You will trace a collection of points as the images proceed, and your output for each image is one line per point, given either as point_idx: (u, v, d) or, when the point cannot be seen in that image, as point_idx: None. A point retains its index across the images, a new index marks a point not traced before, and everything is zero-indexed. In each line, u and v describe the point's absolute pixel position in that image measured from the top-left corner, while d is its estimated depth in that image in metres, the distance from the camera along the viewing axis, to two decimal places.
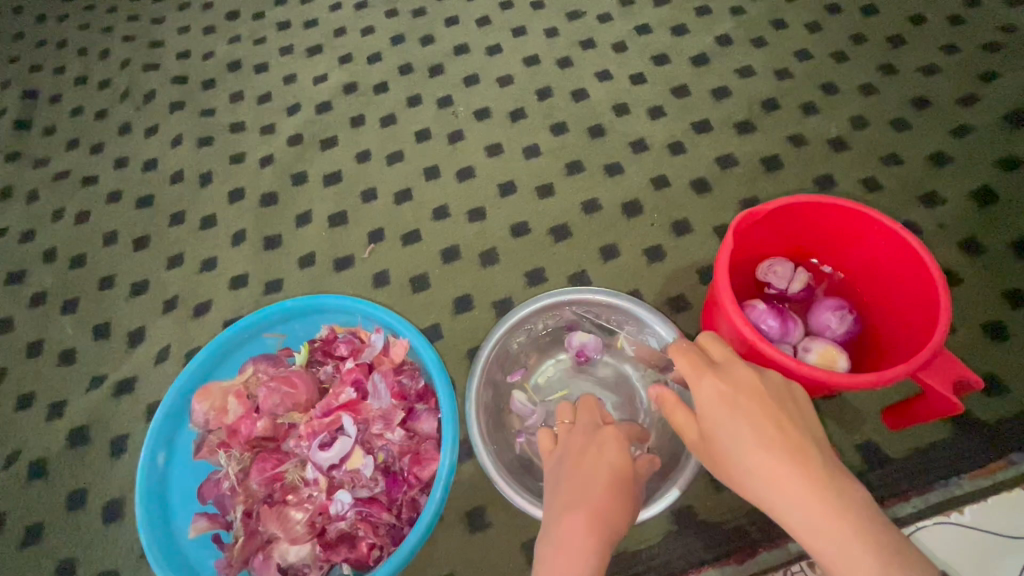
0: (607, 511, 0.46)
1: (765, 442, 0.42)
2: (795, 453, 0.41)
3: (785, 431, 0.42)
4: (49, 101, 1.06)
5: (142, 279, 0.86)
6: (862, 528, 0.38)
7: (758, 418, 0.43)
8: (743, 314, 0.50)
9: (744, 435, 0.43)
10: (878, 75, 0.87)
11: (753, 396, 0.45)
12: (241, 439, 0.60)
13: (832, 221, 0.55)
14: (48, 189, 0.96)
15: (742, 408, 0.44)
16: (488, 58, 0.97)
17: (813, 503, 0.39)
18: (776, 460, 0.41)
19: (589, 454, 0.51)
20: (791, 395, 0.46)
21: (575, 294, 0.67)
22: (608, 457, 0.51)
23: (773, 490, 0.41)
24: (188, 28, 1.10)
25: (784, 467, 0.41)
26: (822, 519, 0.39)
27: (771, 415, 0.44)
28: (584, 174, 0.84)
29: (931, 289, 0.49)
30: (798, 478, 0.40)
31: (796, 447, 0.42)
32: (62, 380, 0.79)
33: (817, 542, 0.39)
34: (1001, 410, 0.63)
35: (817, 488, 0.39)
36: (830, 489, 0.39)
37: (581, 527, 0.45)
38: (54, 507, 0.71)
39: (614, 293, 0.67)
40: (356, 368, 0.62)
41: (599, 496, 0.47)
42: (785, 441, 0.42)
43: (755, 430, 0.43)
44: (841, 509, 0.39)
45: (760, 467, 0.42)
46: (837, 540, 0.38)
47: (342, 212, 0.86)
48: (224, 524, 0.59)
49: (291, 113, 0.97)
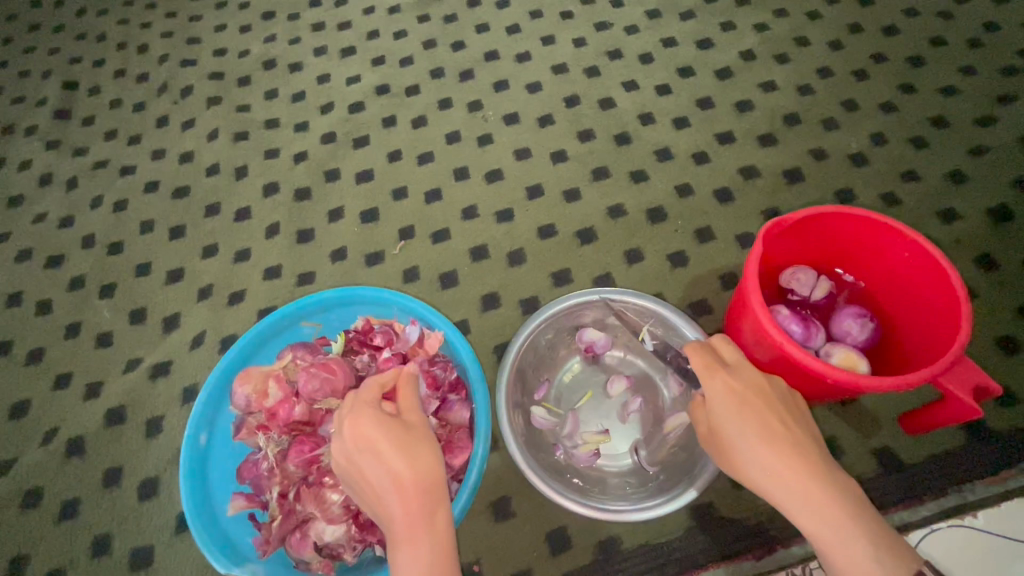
0: (423, 514, 0.45)
1: (774, 439, 0.46)
2: (800, 450, 0.45)
3: (789, 430, 0.46)
4: (89, 92, 1.09)
5: (179, 267, 0.88)
6: (859, 518, 0.42)
7: (764, 414, 0.47)
8: (770, 316, 0.53)
9: (756, 432, 0.46)
10: (898, 94, 0.89)
11: (761, 397, 0.48)
12: (279, 422, 0.63)
13: (857, 233, 0.57)
14: (87, 177, 0.99)
15: (750, 404, 0.47)
16: (517, 65, 1.00)
17: (818, 495, 0.43)
18: (779, 451, 0.45)
19: (371, 451, 0.48)
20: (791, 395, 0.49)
21: (595, 296, 0.69)
22: (390, 452, 0.48)
23: (783, 484, 0.44)
24: (225, 26, 1.13)
25: (792, 461, 0.44)
26: (822, 505, 0.42)
27: (776, 414, 0.47)
28: (610, 180, 0.87)
29: (954, 299, 0.51)
30: (805, 472, 0.44)
31: (800, 445, 0.45)
32: (99, 362, 0.82)
33: (818, 529, 0.42)
34: (1014, 421, 0.65)
35: (820, 481, 0.43)
36: (829, 479, 0.43)
37: (408, 543, 0.45)
38: (91, 483, 0.73)
39: (638, 294, 0.68)
40: (392, 358, 0.65)
41: (402, 503, 0.46)
42: (793, 439, 0.45)
43: (762, 428, 0.46)
44: (841, 498, 0.42)
45: (773, 463, 0.45)
46: (837, 528, 0.42)
47: (374, 209, 0.89)
48: (260, 504, 0.62)
49: (325, 112, 1.00)
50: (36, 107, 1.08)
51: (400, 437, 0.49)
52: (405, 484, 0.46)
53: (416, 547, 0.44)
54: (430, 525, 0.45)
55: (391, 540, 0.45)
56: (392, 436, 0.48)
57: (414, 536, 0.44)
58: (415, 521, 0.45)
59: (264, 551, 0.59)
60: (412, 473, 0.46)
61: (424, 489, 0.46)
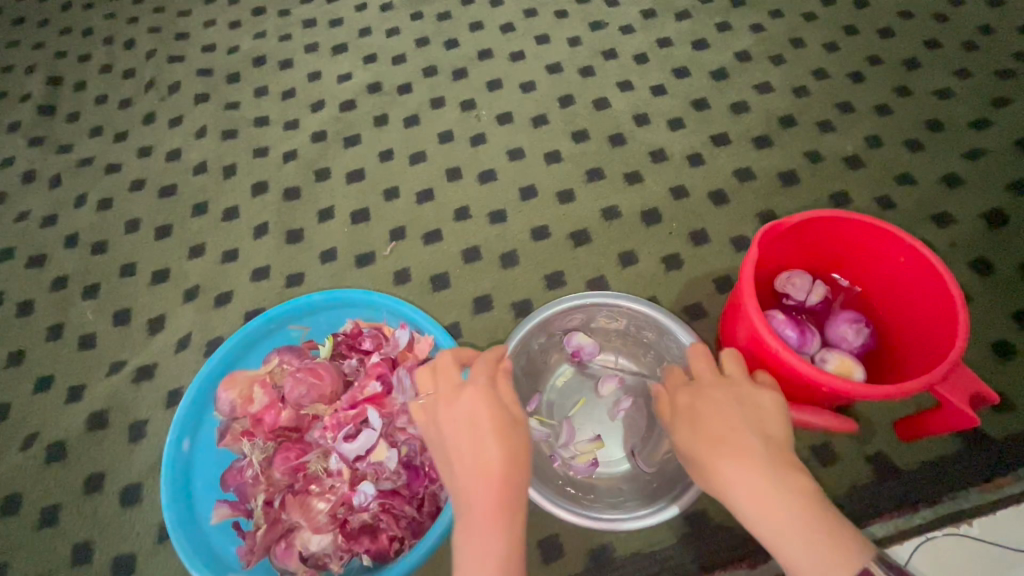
0: (507, 508, 0.44)
1: (718, 445, 0.46)
2: (743, 453, 0.44)
3: (737, 432, 0.46)
4: (74, 88, 1.07)
5: (165, 268, 0.87)
6: (800, 518, 0.41)
7: (712, 424, 0.47)
8: (765, 321, 0.52)
9: (703, 437, 0.47)
10: (893, 96, 0.89)
11: (710, 403, 0.49)
12: (265, 428, 0.61)
13: (853, 237, 0.57)
14: (71, 175, 0.97)
15: (698, 416, 0.49)
16: (511, 64, 0.98)
17: (757, 500, 0.42)
18: (720, 461, 0.45)
19: (465, 433, 0.46)
20: (749, 393, 0.49)
21: (584, 299, 0.66)
22: (485, 435, 0.46)
23: (728, 490, 0.44)
24: (214, 22, 1.11)
25: (734, 466, 0.44)
26: (761, 513, 0.42)
27: (724, 418, 0.47)
28: (604, 181, 0.86)
29: (951, 306, 0.50)
30: (747, 481, 0.43)
31: (744, 448, 0.45)
32: (81, 364, 0.80)
33: (763, 532, 0.42)
34: (1008, 427, 0.64)
35: (761, 484, 0.42)
36: (771, 487, 0.42)
37: (484, 535, 0.43)
38: (73, 489, 0.72)
39: (631, 297, 0.66)
40: (381, 362, 0.63)
41: (492, 493, 0.44)
42: (738, 447, 0.45)
43: (710, 432, 0.47)
44: (780, 507, 0.42)
45: (718, 468, 0.45)
46: (778, 530, 0.41)
47: (365, 209, 0.88)
48: (244, 512, 0.60)
49: (315, 110, 0.98)
50: (20, 102, 1.05)
51: (491, 422, 0.47)
52: (500, 475, 0.44)
53: (495, 539, 0.43)
54: (510, 521, 0.43)
55: (466, 527, 0.43)
56: (491, 420, 0.47)
57: (494, 527, 0.43)
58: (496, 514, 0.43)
59: (248, 562, 0.57)
60: (507, 463, 0.45)
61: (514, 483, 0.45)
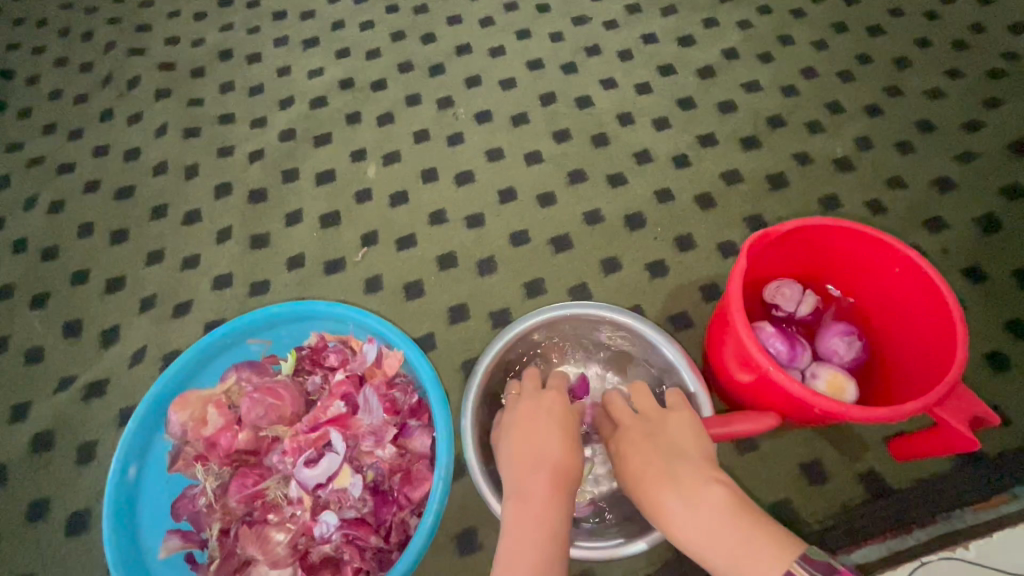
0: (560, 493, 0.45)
1: (638, 477, 0.47)
2: (654, 478, 0.45)
3: (650, 461, 0.47)
4: (26, 82, 1.00)
5: (120, 275, 0.81)
6: (716, 528, 0.40)
7: (639, 455, 0.48)
8: (754, 334, 0.49)
9: (629, 477, 0.48)
10: (883, 96, 0.86)
11: (631, 439, 0.50)
12: (220, 452, 0.57)
13: (845, 246, 0.54)
14: (20, 175, 0.91)
15: (630, 450, 0.49)
16: (491, 60, 0.94)
17: (675, 520, 0.42)
18: (646, 491, 0.45)
19: (535, 430, 0.50)
20: (667, 421, 0.50)
21: (529, 321, 0.63)
22: (552, 433, 0.50)
23: (655, 519, 0.44)
24: (177, 13, 1.05)
25: (650, 492, 0.45)
26: (683, 533, 0.42)
27: (640, 450, 0.48)
28: (586, 184, 0.82)
29: (948, 321, 0.47)
30: (667, 506, 0.43)
31: (655, 473, 0.45)
32: (28, 380, 0.74)
33: (693, 551, 0.41)
34: (1003, 442, 0.62)
35: (673, 506, 0.43)
36: (686, 505, 0.42)
37: (535, 512, 0.43)
38: (14, 517, 0.66)
39: (568, 305, 0.63)
40: (346, 380, 0.59)
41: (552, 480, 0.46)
42: (658, 472, 0.45)
43: (630, 468, 0.48)
44: (695, 522, 0.41)
45: (642, 501, 0.46)
46: (703, 544, 0.40)
47: (335, 213, 0.83)
48: (198, 543, 0.56)
49: (284, 107, 0.93)
50: None
51: (560, 426, 0.51)
52: (561, 464, 0.47)
53: (549, 514, 0.43)
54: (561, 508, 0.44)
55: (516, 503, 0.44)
56: (561, 425, 0.51)
57: (551, 502, 0.44)
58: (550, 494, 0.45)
59: None
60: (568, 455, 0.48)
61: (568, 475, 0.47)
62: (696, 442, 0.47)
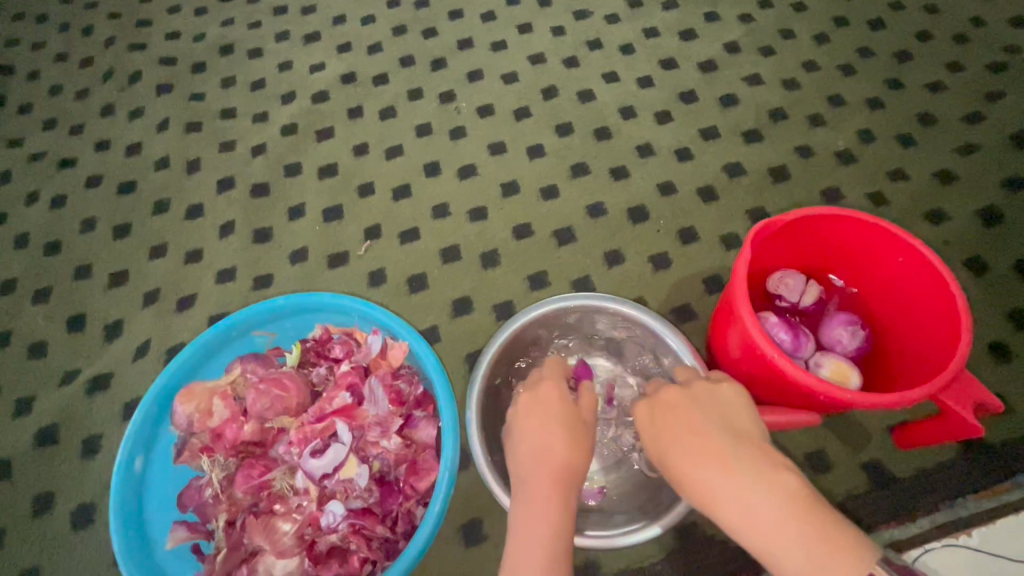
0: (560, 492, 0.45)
1: (688, 452, 0.43)
2: (716, 456, 0.41)
3: (706, 437, 0.43)
4: (27, 77, 1.00)
5: (122, 270, 0.81)
6: (786, 517, 0.37)
7: (694, 430, 0.44)
8: (760, 323, 0.49)
9: (676, 453, 0.44)
10: (885, 89, 0.87)
11: (677, 412, 0.47)
12: (226, 443, 0.57)
13: (849, 236, 0.54)
14: (22, 170, 0.90)
15: (680, 425, 0.45)
16: (492, 54, 0.94)
17: (736, 503, 0.38)
18: (706, 469, 0.41)
19: (540, 425, 0.50)
20: (719, 398, 0.47)
21: (513, 327, 0.63)
22: (554, 428, 0.49)
23: (705, 500, 0.41)
24: (178, 8, 1.05)
25: (711, 469, 0.41)
26: (750, 518, 0.38)
27: (695, 426, 0.44)
28: (589, 177, 0.82)
29: (952, 308, 0.47)
30: (735, 486, 0.39)
31: (718, 452, 0.41)
32: (31, 374, 0.74)
33: (755, 540, 0.37)
34: (1007, 431, 0.62)
35: (742, 486, 0.39)
36: (758, 489, 0.38)
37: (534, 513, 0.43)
38: (19, 510, 0.66)
39: (542, 302, 0.63)
40: (351, 371, 0.59)
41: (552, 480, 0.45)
42: (721, 451, 0.41)
43: (683, 443, 0.44)
44: (769, 506, 0.37)
45: (695, 480, 0.42)
46: (768, 533, 0.37)
47: (338, 206, 0.83)
48: (205, 534, 0.56)
49: (285, 102, 0.93)
50: None
51: (570, 427, 0.50)
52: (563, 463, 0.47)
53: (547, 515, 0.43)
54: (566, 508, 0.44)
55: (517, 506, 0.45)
56: (563, 419, 0.50)
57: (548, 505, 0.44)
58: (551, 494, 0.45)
59: None
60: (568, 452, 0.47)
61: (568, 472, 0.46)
62: (752, 424, 0.44)
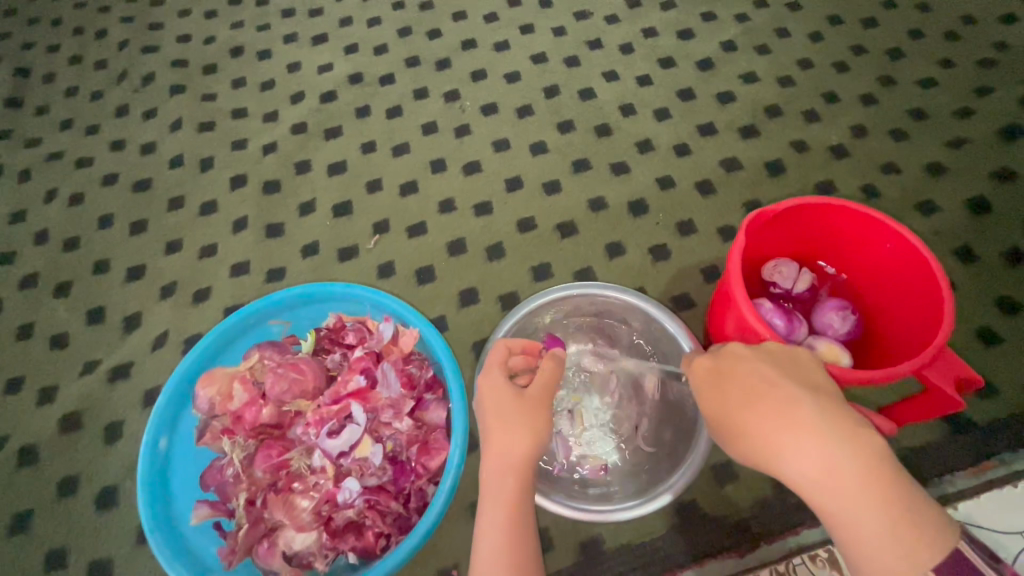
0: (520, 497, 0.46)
1: (764, 414, 0.42)
2: (805, 428, 0.41)
3: (791, 406, 0.42)
4: (43, 79, 1.03)
5: (139, 264, 0.84)
6: (875, 494, 0.38)
7: (775, 399, 0.43)
8: (754, 307, 0.51)
9: (755, 423, 0.43)
10: (877, 85, 0.89)
11: (752, 376, 0.45)
12: (245, 425, 0.60)
13: (838, 225, 0.57)
14: (40, 169, 0.93)
15: (756, 393, 0.44)
16: (495, 54, 0.97)
17: (821, 473, 0.39)
18: (792, 441, 0.40)
19: (504, 426, 0.49)
20: (791, 357, 0.46)
21: (514, 321, 0.66)
22: (516, 427, 0.48)
23: (777, 464, 0.41)
24: (189, 11, 1.08)
25: (797, 443, 0.40)
26: (837, 490, 0.39)
27: (776, 395, 0.43)
28: (590, 172, 0.85)
29: (936, 290, 0.50)
30: (824, 460, 0.39)
31: (807, 424, 0.41)
32: (54, 365, 0.77)
33: (837, 509, 0.39)
34: (994, 412, 0.65)
35: (834, 461, 0.39)
36: (849, 464, 0.39)
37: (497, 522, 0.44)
38: (45, 494, 0.69)
39: (536, 295, 0.67)
40: (365, 356, 0.62)
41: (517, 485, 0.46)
42: (809, 424, 0.41)
43: (762, 413, 0.42)
44: (859, 481, 0.38)
45: (777, 451, 0.41)
46: (848, 505, 0.39)
47: (348, 202, 0.86)
48: (226, 512, 0.58)
49: (295, 101, 0.96)
50: None
51: (526, 416, 0.49)
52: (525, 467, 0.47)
53: (509, 525, 0.44)
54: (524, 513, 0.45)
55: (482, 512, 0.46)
56: (525, 416, 0.49)
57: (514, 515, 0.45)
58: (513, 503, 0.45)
59: (229, 563, 0.55)
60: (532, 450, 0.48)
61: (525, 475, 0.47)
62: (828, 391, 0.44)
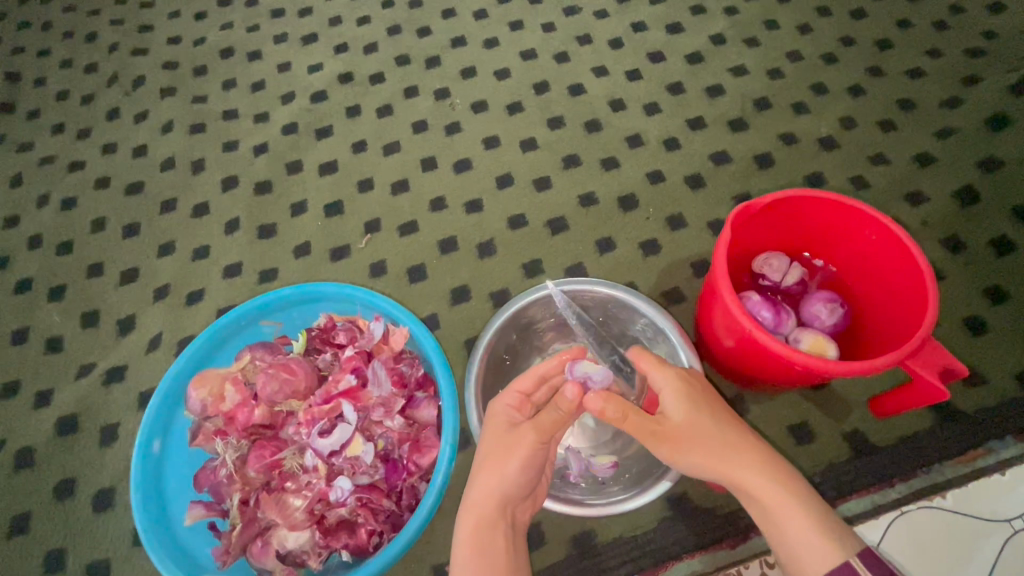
0: (492, 519, 0.51)
1: (712, 422, 0.50)
2: (738, 435, 0.49)
3: (727, 420, 0.50)
4: (34, 84, 1.03)
5: (133, 267, 0.84)
6: (796, 491, 0.45)
7: (717, 412, 0.51)
8: (740, 303, 0.51)
9: (700, 429, 0.49)
10: (866, 76, 0.89)
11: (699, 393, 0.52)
12: (238, 426, 0.60)
13: (826, 216, 0.57)
14: (33, 173, 0.94)
15: (704, 406, 0.51)
16: (485, 51, 0.97)
17: (777, 468, 0.47)
18: (729, 440, 0.48)
19: (498, 451, 0.53)
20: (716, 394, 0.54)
21: (504, 318, 0.65)
22: (509, 451, 0.52)
23: (721, 463, 0.48)
24: (179, 12, 1.08)
25: (736, 444, 0.48)
26: (766, 483, 0.46)
27: (716, 411, 0.51)
28: (581, 168, 0.85)
29: (921, 282, 0.50)
30: (755, 458, 0.47)
31: (738, 432, 0.49)
32: (49, 369, 0.77)
33: (768, 502, 0.45)
34: (980, 401, 0.66)
35: (762, 461, 0.47)
36: (774, 464, 0.47)
37: (468, 542, 0.50)
38: (42, 497, 0.70)
39: (527, 292, 0.66)
40: (355, 356, 0.62)
41: (491, 506, 0.52)
42: (740, 431, 0.49)
43: (707, 421, 0.50)
44: (784, 479, 0.46)
45: (719, 452, 0.48)
46: (790, 495, 0.45)
47: (339, 202, 0.86)
48: (220, 512, 0.59)
49: (285, 102, 0.96)
50: None
51: (516, 442, 0.52)
52: (507, 492, 0.52)
53: (475, 544, 0.50)
54: (493, 534, 0.51)
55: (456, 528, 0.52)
56: (518, 441, 0.52)
57: (480, 535, 0.50)
58: (482, 525, 0.51)
59: (223, 562, 0.56)
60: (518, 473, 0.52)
61: (500, 496, 0.52)
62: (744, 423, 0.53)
